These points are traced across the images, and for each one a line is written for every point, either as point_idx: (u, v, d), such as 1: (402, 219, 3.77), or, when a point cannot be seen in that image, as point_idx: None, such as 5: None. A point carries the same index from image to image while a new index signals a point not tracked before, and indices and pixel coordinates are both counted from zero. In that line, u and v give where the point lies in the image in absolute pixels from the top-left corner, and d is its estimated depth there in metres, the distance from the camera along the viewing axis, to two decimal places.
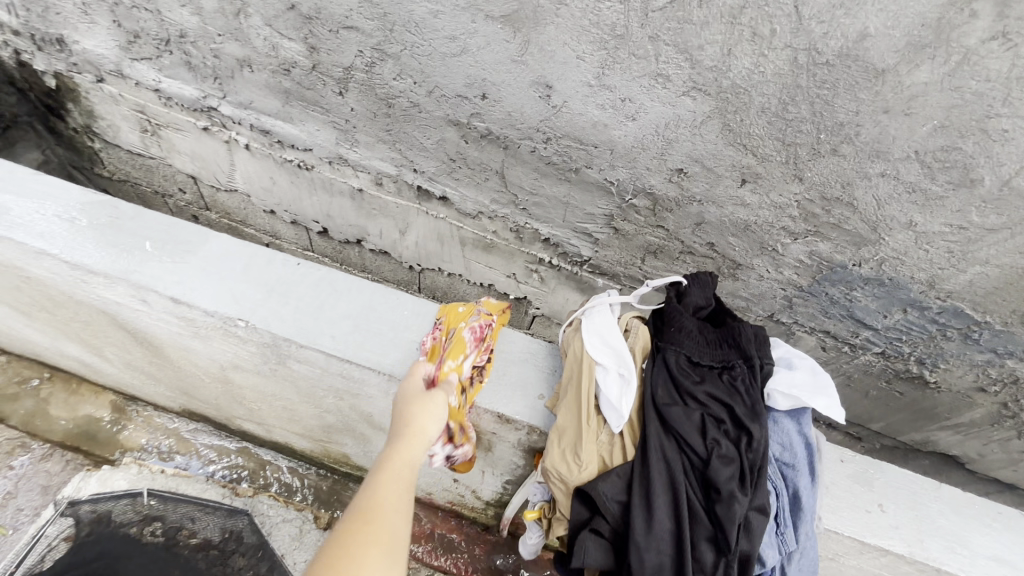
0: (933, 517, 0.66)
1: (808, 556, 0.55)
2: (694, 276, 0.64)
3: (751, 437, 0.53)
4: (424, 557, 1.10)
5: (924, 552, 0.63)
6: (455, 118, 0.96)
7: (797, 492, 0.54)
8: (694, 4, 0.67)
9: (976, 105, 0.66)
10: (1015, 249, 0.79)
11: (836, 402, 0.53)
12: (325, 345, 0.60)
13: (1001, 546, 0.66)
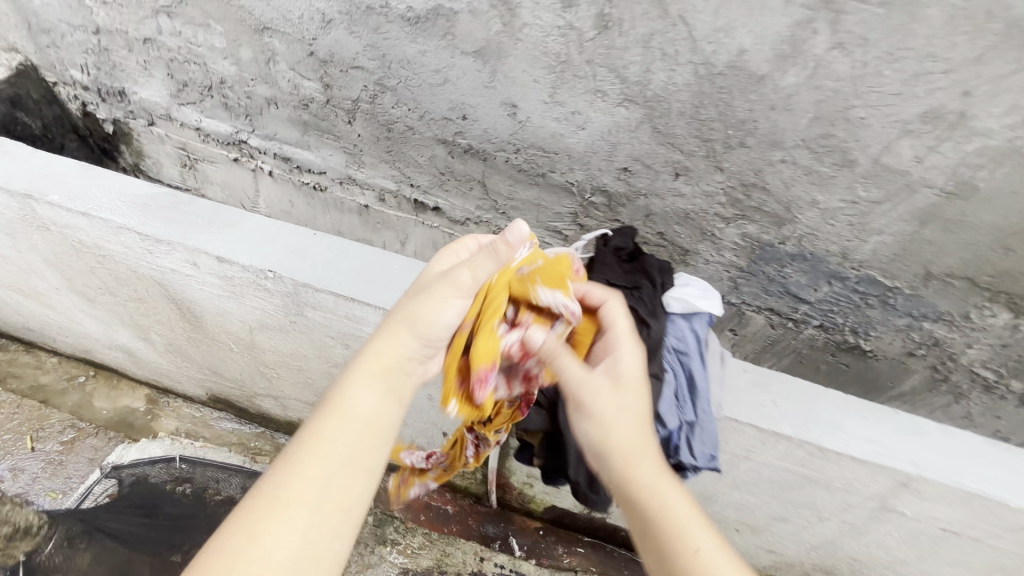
0: (820, 407, 0.75)
1: (710, 430, 0.74)
2: (618, 227, 0.83)
3: (647, 329, 0.73)
4: (420, 520, 1.23)
5: (807, 434, 0.72)
6: (443, 137, 1.17)
7: (691, 374, 0.73)
8: (616, 33, 0.88)
9: (838, 99, 0.84)
10: (901, 218, 0.95)
11: (717, 302, 0.79)
12: (334, 289, 0.76)
13: (885, 434, 0.73)
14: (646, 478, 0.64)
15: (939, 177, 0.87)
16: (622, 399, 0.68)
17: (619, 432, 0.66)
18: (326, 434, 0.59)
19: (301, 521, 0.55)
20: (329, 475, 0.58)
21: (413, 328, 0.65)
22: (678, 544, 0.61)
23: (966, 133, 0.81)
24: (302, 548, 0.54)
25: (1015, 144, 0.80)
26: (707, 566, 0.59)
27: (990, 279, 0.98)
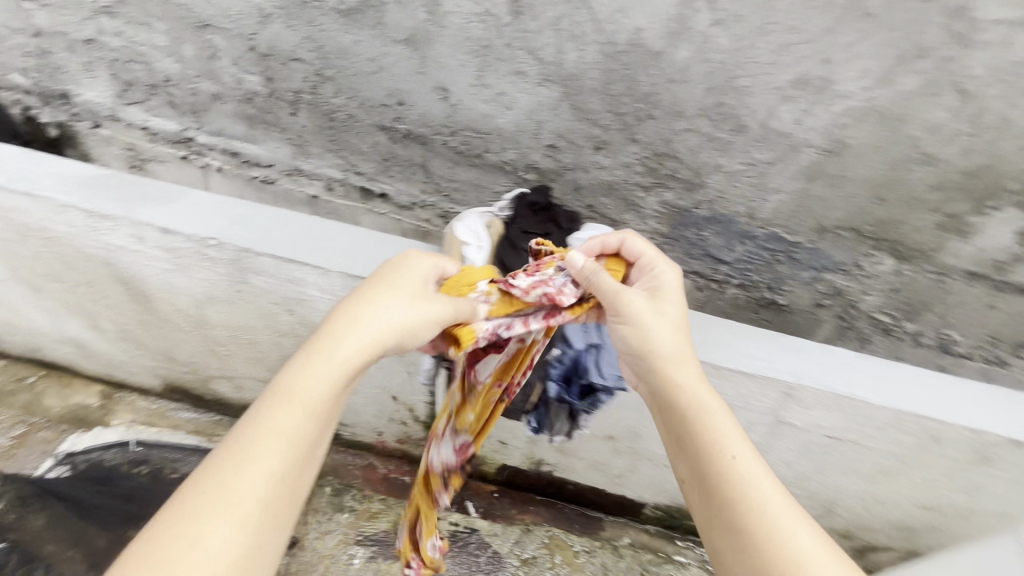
0: (716, 331, 0.88)
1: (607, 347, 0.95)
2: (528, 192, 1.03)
3: None
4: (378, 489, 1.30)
5: (710, 359, 0.85)
6: (383, 123, 1.24)
7: None
8: (529, 18, 0.98)
9: (725, 70, 0.96)
10: (793, 177, 1.07)
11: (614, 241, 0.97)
12: (274, 253, 0.85)
13: (771, 353, 0.86)
14: (687, 377, 0.76)
15: (816, 136, 1.00)
16: (666, 311, 0.79)
17: (666, 337, 0.78)
18: (264, 434, 0.59)
19: (229, 518, 0.55)
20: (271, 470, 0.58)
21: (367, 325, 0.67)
22: (713, 436, 0.70)
23: (832, 96, 0.94)
24: (222, 544, 0.54)
25: (871, 104, 0.93)
26: (737, 456, 0.69)
27: (872, 228, 1.11)
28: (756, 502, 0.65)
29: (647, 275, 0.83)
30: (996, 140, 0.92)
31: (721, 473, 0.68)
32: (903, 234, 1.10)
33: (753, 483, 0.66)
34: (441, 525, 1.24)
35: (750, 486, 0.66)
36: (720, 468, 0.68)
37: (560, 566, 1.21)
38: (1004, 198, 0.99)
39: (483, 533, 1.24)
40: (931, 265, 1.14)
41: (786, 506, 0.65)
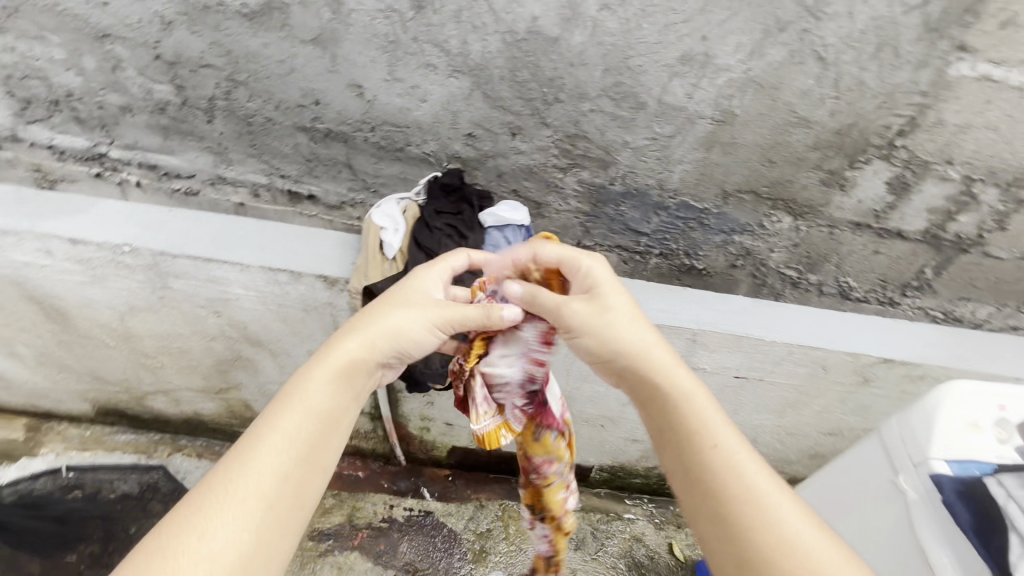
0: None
1: None
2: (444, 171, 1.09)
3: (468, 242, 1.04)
4: (333, 485, 1.55)
5: None
6: (302, 124, 1.25)
7: None
8: (431, 11, 1.02)
9: (617, 51, 1.03)
10: (692, 147, 1.16)
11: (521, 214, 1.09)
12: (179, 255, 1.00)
13: None
14: (664, 369, 0.78)
15: (707, 108, 1.09)
16: (617, 309, 0.82)
17: (631, 333, 0.80)
18: (272, 436, 0.67)
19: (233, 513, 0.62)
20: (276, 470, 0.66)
21: (383, 333, 0.80)
22: (699, 427, 0.72)
23: (715, 69, 1.03)
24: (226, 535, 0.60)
25: (748, 75, 1.02)
26: (724, 443, 0.71)
27: (767, 189, 1.22)
28: (747, 487, 0.67)
29: (579, 277, 0.85)
30: (856, 101, 1.03)
31: (709, 463, 0.70)
32: (794, 192, 1.21)
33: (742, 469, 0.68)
34: (395, 512, 1.50)
35: (739, 473, 0.68)
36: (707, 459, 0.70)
37: (514, 533, 1.50)
38: (872, 152, 1.11)
39: (436, 515, 1.52)
40: (821, 220, 1.26)
41: (771, 486, 0.68)
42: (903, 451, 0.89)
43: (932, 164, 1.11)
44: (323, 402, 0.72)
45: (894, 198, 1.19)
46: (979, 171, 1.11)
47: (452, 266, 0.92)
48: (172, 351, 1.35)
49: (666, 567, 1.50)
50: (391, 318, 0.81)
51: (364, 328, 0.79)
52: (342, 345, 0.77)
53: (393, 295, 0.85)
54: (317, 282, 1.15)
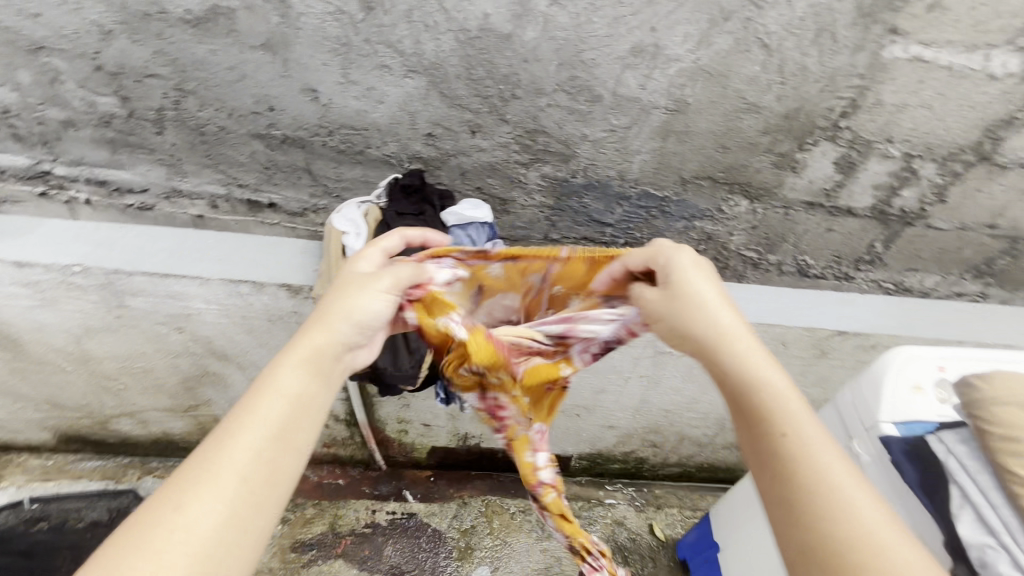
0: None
1: None
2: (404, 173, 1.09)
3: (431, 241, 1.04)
4: (312, 495, 1.54)
5: None
6: (257, 132, 1.22)
7: None
8: (381, 12, 1.01)
9: (570, 46, 1.04)
10: (649, 137, 1.19)
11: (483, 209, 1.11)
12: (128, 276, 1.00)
13: None
14: (743, 358, 0.72)
15: (661, 98, 1.11)
16: (694, 297, 0.78)
17: (705, 320, 0.76)
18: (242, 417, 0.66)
19: (200, 493, 0.60)
20: (246, 449, 0.64)
21: (340, 316, 0.77)
22: (775, 416, 0.67)
23: (665, 60, 1.05)
24: (192, 513, 0.59)
25: (698, 64, 1.05)
26: (805, 433, 0.65)
27: (723, 174, 1.25)
28: (818, 477, 0.61)
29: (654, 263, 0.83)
30: (801, 85, 1.07)
31: (780, 453, 0.64)
32: (749, 176, 1.25)
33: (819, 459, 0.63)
34: (378, 517, 1.49)
35: (815, 464, 0.62)
36: (778, 448, 0.65)
37: (498, 528, 1.51)
38: (818, 134, 1.16)
39: (419, 516, 1.52)
40: (776, 202, 1.31)
41: (849, 476, 0.62)
42: (853, 413, 0.95)
43: (874, 142, 1.17)
44: (291, 384, 0.70)
45: (842, 177, 1.24)
46: (917, 147, 1.17)
47: (384, 248, 0.87)
48: (134, 371, 1.31)
49: (648, 548, 1.54)
50: (347, 302, 0.78)
51: (323, 315, 0.77)
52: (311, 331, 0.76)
53: (346, 278, 0.82)
54: (282, 291, 1.13)
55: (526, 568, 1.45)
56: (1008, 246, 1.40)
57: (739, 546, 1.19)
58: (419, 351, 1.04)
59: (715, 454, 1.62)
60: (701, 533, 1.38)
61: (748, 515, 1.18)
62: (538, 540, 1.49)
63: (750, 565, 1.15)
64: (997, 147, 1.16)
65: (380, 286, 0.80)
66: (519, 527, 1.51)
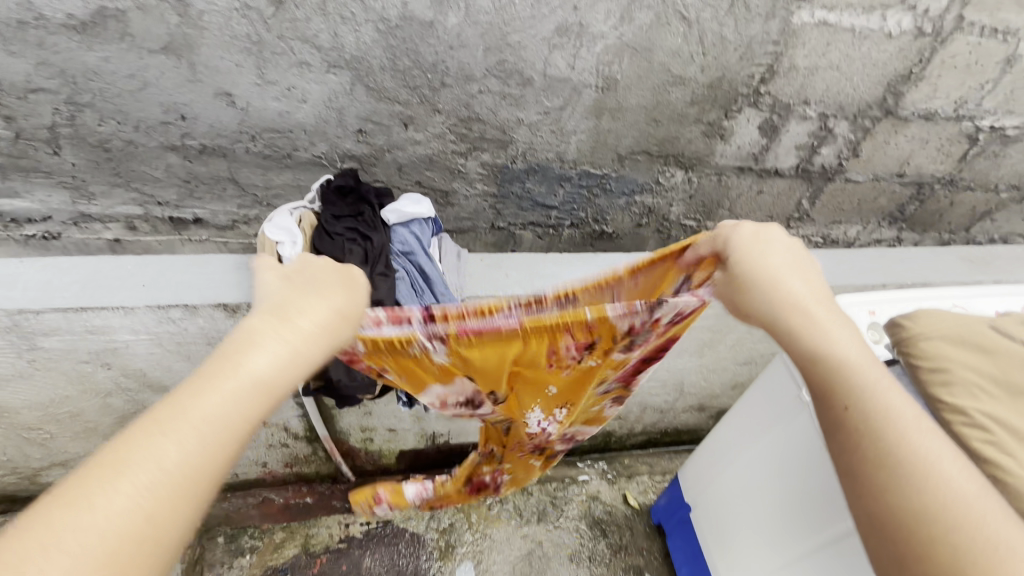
0: (543, 266, 1.20)
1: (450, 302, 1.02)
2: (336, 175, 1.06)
3: (373, 241, 1.00)
4: (280, 519, 1.47)
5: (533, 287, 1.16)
6: (170, 143, 1.13)
7: (421, 265, 1.04)
8: (292, 6, 0.95)
9: (495, 29, 1.02)
10: (582, 116, 1.19)
11: (423, 203, 1.09)
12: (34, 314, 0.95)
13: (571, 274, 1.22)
14: (820, 325, 0.61)
15: (590, 77, 1.12)
16: (763, 267, 0.67)
17: (775, 290, 0.64)
18: (209, 395, 0.49)
19: (149, 486, 0.44)
20: (208, 442, 0.48)
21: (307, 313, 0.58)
22: (852, 387, 0.56)
23: (590, 38, 1.05)
24: (143, 512, 0.43)
25: (623, 40, 1.06)
26: (888, 408, 0.55)
27: (658, 148, 1.28)
28: (903, 454, 0.52)
29: (720, 239, 0.73)
30: (722, 55, 1.11)
31: (854, 430, 0.55)
32: (681, 147, 1.29)
33: (901, 433, 0.53)
34: (353, 530, 1.45)
35: (888, 434, 0.53)
36: (846, 422, 0.56)
37: (477, 521, 1.51)
38: (741, 101, 1.20)
39: (396, 522, 1.49)
40: (709, 170, 1.35)
41: (938, 450, 0.52)
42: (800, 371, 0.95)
43: (792, 105, 1.23)
44: (276, 367, 0.53)
45: (767, 141, 1.30)
46: (831, 107, 1.24)
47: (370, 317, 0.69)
48: (61, 417, 1.20)
49: (624, 517, 1.58)
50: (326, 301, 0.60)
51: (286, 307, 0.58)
52: (303, 307, 0.58)
53: (347, 266, 0.66)
54: (219, 312, 1.07)
55: (508, 558, 1.46)
56: (916, 192, 1.51)
57: (710, 507, 1.26)
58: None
59: (677, 418, 1.68)
60: (672, 495, 1.44)
61: (715, 477, 1.23)
62: (517, 527, 1.51)
63: (724, 518, 1.20)
64: (899, 101, 1.25)
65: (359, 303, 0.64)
66: (497, 518, 1.52)
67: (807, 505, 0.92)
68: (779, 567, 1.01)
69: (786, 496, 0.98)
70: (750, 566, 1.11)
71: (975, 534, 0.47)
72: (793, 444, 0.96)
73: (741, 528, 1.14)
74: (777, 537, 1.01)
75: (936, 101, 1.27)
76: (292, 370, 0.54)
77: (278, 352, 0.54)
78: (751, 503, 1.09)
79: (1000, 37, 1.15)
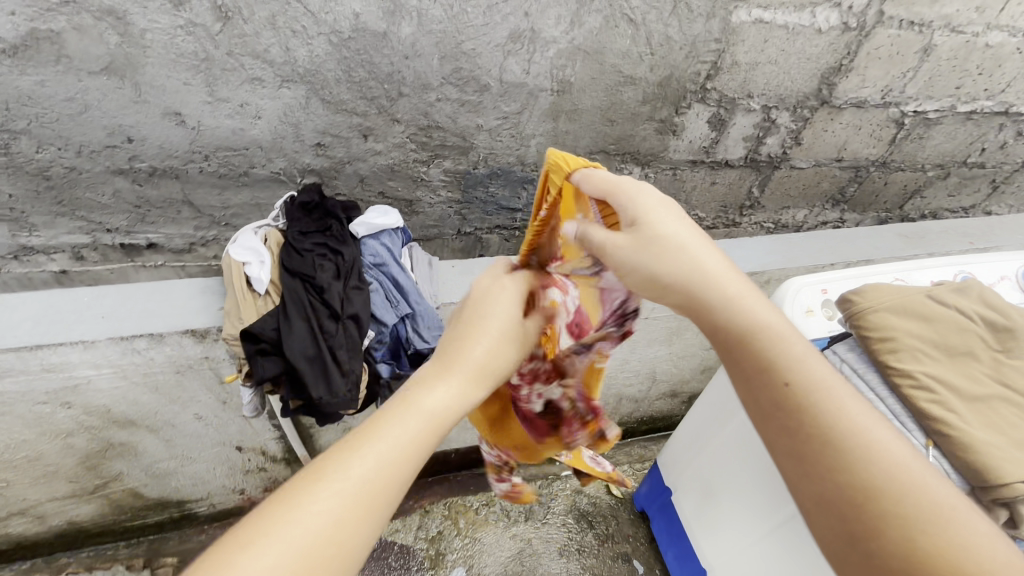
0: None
1: (426, 310, 1.03)
2: (300, 190, 1.05)
3: (343, 255, 0.99)
4: None
5: None
6: (118, 167, 1.08)
7: (394, 275, 1.04)
8: (240, 21, 0.93)
9: (449, 38, 1.03)
10: (540, 119, 1.22)
11: (391, 214, 1.09)
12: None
13: None
14: (732, 300, 0.57)
15: (545, 81, 1.15)
16: (669, 237, 0.60)
17: (688, 264, 0.59)
18: (392, 422, 0.52)
19: (346, 496, 0.47)
20: (392, 462, 0.50)
21: (471, 346, 0.62)
22: (782, 360, 0.53)
23: (543, 43, 1.08)
24: (341, 519, 0.46)
25: (575, 43, 1.09)
26: (822, 378, 0.51)
27: (615, 146, 1.32)
28: (844, 427, 0.48)
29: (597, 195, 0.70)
30: (668, 54, 1.16)
31: (795, 406, 0.51)
32: (637, 144, 1.33)
33: (835, 406, 0.50)
34: None
35: (830, 408, 0.50)
36: (786, 402, 0.51)
37: (465, 526, 1.52)
38: (690, 97, 1.26)
39: (383, 536, 1.48)
40: (664, 165, 1.41)
41: (870, 417, 0.50)
42: None
43: (737, 99, 1.29)
44: (446, 402, 0.56)
45: (716, 134, 1.36)
46: (772, 100, 1.32)
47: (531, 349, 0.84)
48: (16, 463, 1.13)
49: (609, 507, 1.62)
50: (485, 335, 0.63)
51: (460, 343, 0.62)
52: (467, 344, 0.62)
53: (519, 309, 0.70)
54: (185, 339, 1.03)
55: (499, 559, 1.47)
56: (854, 175, 1.62)
57: (688, 490, 1.31)
58: (354, 372, 0.92)
59: (651, 407, 1.74)
60: (653, 481, 1.48)
61: (690, 462, 1.29)
62: (505, 528, 1.52)
63: (708, 495, 1.22)
64: (833, 91, 1.33)
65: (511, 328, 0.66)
66: (485, 521, 1.53)
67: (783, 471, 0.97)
68: (764, 534, 1.04)
69: (765, 462, 1.02)
70: (736, 538, 1.13)
71: (919, 501, 0.45)
72: None
73: (725, 502, 1.16)
74: (756, 507, 1.06)
75: (865, 90, 1.36)
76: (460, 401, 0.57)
77: (447, 390, 0.57)
78: (734, 477, 1.12)
79: (916, 29, 1.24)
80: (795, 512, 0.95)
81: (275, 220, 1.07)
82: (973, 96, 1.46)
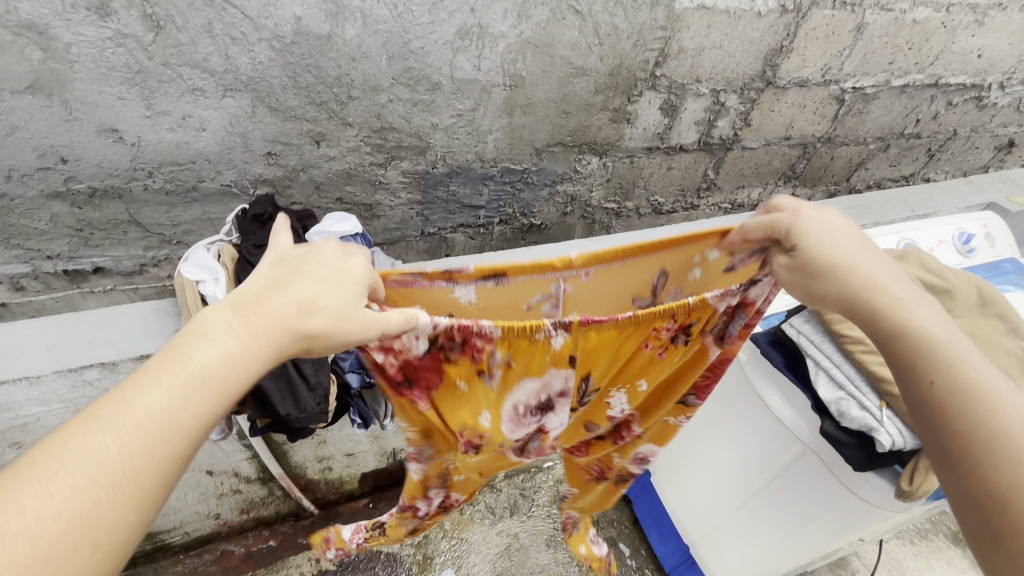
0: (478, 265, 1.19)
1: None
2: (253, 202, 1.03)
3: None
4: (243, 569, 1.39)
5: None
6: (52, 190, 1.02)
7: None
8: (174, 30, 0.89)
9: (396, 38, 1.02)
10: (495, 115, 1.22)
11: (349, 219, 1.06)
12: None
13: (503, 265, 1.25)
14: (904, 305, 0.54)
15: (497, 76, 1.14)
16: (834, 253, 0.58)
17: (855, 274, 0.56)
18: (138, 399, 0.42)
19: (89, 488, 0.39)
20: (161, 430, 0.42)
21: (271, 302, 0.51)
22: (936, 360, 0.52)
23: (491, 38, 1.08)
24: (80, 515, 0.38)
25: (524, 37, 1.09)
26: (973, 382, 0.50)
27: (571, 137, 1.33)
28: (993, 429, 0.47)
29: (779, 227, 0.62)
30: (617, 44, 1.17)
31: (942, 405, 0.50)
32: (593, 135, 1.35)
33: (1004, 413, 0.48)
34: (325, 562, 1.41)
35: (990, 415, 0.48)
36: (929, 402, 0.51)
37: (451, 528, 1.51)
38: (641, 85, 1.28)
39: None
40: (621, 153, 1.43)
41: None
42: None
43: (687, 84, 1.32)
44: (226, 361, 0.46)
45: (669, 120, 1.39)
46: (720, 83, 1.35)
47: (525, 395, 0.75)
48: None
49: None
50: (297, 290, 0.52)
51: (256, 299, 0.51)
52: (269, 299, 0.51)
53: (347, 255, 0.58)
54: (142, 365, 0.99)
55: (487, 556, 1.47)
56: (802, 151, 1.68)
57: (666, 468, 1.34)
58: (322, 385, 0.88)
59: None
60: None
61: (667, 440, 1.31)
62: (492, 525, 1.53)
63: (682, 479, 1.28)
64: (777, 72, 1.37)
65: (336, 284, 0.55)
66: (470, 520, 1.53)
67: (760, 439, 1.02)
68: (740, 507, 1.11)
69: (737, 440, 1.08)
70: (712, 514, 1.20)
71: None
72: (741, 388, 1.05)
73: (704, 475, 1.19)
74: (737, 477, 1.09)
75: (807, 69, 1.41)
76: (244, 368, 0.47)
77: (234, 343, 0.47)
78: (707, 459, 1.18)
79: (848, 9, 1.30)
80: (776, 476, 0.99)
81: (226, 233, 1.03)
82: (906, 70, 1.54)
